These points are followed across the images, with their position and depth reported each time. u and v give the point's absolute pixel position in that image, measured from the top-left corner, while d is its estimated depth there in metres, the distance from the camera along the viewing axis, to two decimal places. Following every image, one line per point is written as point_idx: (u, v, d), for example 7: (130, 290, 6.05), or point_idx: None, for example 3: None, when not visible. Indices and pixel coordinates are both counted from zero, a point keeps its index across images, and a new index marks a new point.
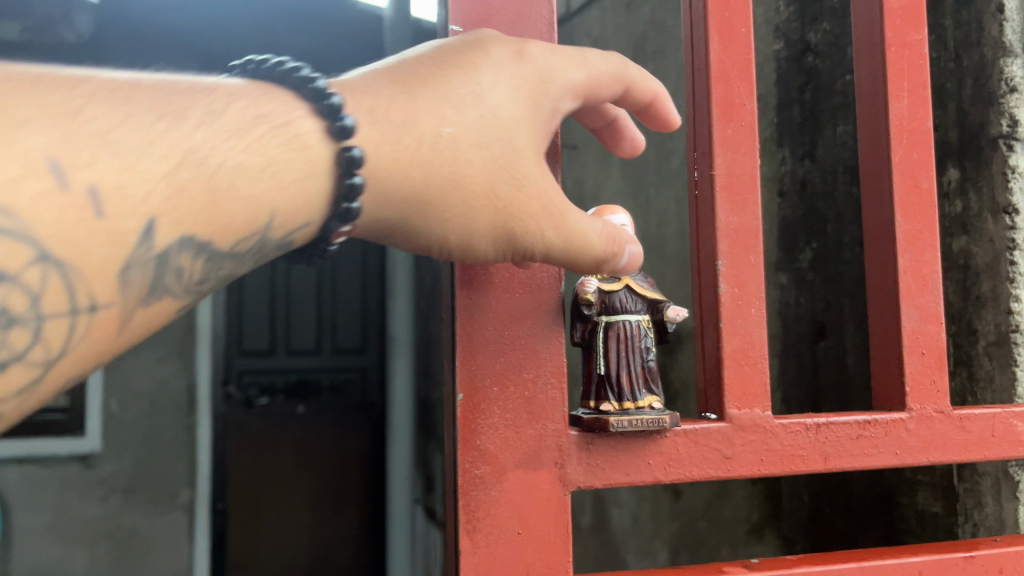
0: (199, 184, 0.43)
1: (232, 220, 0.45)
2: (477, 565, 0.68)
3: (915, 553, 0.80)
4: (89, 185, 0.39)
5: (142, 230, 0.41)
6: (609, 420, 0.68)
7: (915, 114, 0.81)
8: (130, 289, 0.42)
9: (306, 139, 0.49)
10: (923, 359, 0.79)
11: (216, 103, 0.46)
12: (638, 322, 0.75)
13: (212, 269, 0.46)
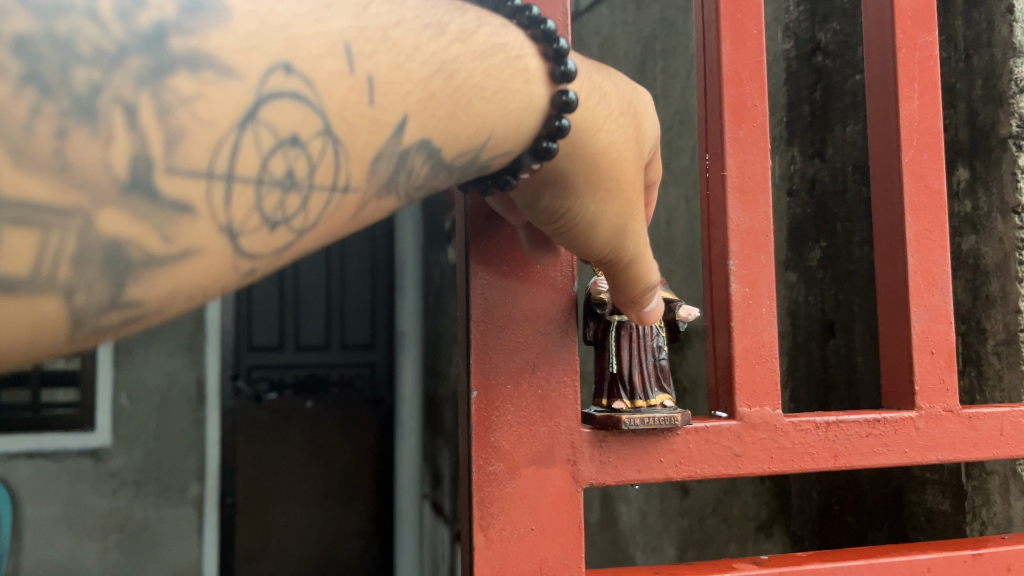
0: (449, 91, 0.42)
1: (467, 135, 0.44)
2: (491, 559, 0.69)
3: (925, 551, 0.81)
4: (368, 73, 0.38)
5: (401, 127, 0.40)
6: (620, 418, 0.70)
7: (926, 115, 0.81)
8: (380, 176, 0.40)
9: (530, 76, 0.48)
10: (933, 358, 0.80)
11: (469, 21, 0.46)
12: (649, 322, 0.77)
13: (427, 184, 0.44)
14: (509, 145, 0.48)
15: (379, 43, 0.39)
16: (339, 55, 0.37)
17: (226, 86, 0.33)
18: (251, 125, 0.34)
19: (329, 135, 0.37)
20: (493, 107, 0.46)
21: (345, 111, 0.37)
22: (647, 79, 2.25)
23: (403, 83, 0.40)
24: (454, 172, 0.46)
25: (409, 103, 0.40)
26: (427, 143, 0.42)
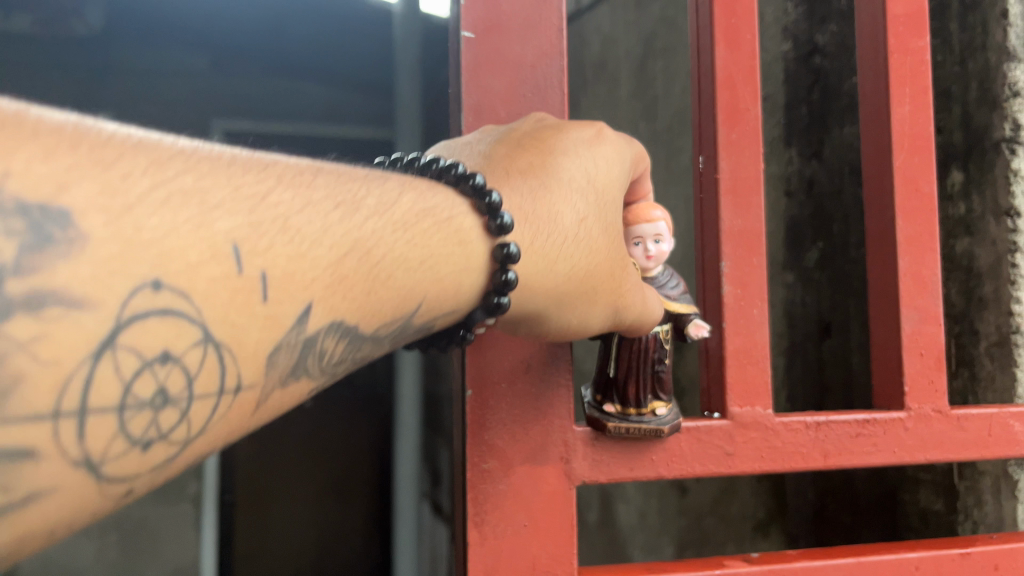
0: (363, 269, 0.43)
1: (383, 304, 0.45)
2: (485, 555, 0.71)
3: (913, 549, 0.82)
4: (262, 269, 0.37)
5: (304, 313, 0.40)
6: (606, 424, 0.71)
7: (916, 120, 0.82)
8: (279, 369, 0.40)
9: (466, 233, 0.51)
10: (922, 360, 0.81)
11: (390, 190, 0.47)
12: (655, 333, 0.70)
13: (349, 355, 0.45)
14: (440, 299, 0.50)
15: (278, 235, 0.39)
16: (226, 257, 0.36)
17: (78, 316, 0.31)
18: (109, 354, 0.32)
19: (209, 343, 0.35)
20: (415, 267, 0.47)
21: (229, 317, 0.36)
22: (647, 80, 2.26)
23: (309, 268, 0.40)
24: (379, 339, 0.46)
25: (317, 287, 0.40)
26: (342, 322, 0.42)
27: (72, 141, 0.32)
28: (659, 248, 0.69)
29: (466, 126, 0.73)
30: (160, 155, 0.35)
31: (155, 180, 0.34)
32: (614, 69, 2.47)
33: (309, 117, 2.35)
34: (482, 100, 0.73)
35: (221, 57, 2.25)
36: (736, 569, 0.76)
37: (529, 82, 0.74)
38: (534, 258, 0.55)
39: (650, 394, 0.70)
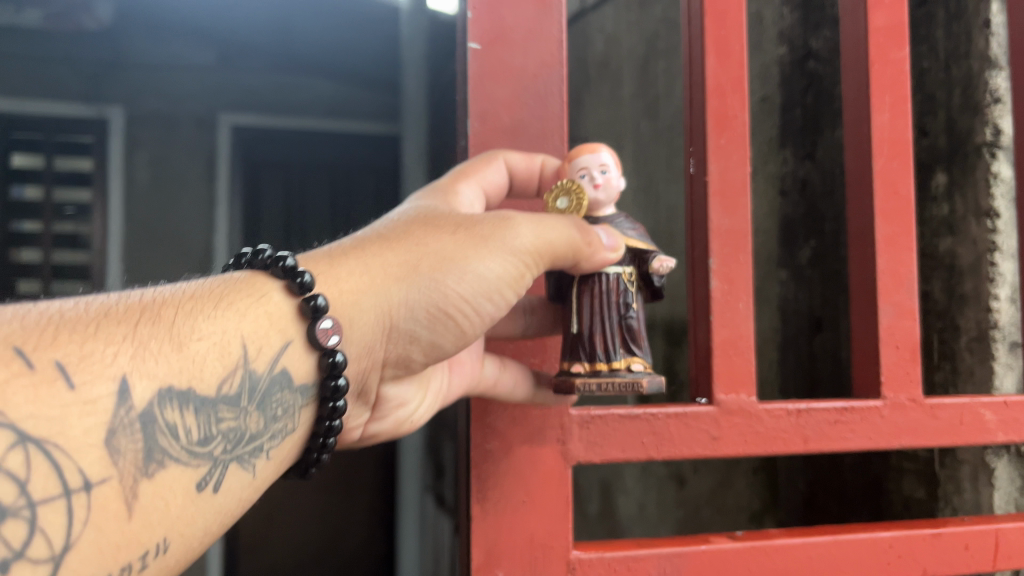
0: (148, 331, 0.53)
1: (207, 359, 0.55)
2: (487, 529, 0.77)
3: (887, 529, 0.87)
4: (54, 359, 0.49)
5: (119, 390, 0.51)
6: (575, 382, 0.71)
7: (895, 126, 0.87)
8: (127, 458, 0.51)
9: (259, 299, 0.60)
10: (898, 352, 0.86)
11: (182, 287, 0.58)
12: (620, 273, 0.74)
13: (213, 424, 0.55)
14: (274, 353, 0.60)
15: (75, 336, 0.51)
16: (13, 358, 0.48)
17: None
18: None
19: (23, 446, 0.46)
20: (221, 331, 0.57)
21: (42, 423, 0.47)
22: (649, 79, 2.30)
23: (106, 350, 0.51)
24: (232, 399, 0.57)
25: (121, 364, 0.51)
26: (170, 388, 0.53)
27: None
28: (607, 177, 0.74)
29: (472, 132, 0.79)
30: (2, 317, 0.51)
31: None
32: (616, 68, 2.52)
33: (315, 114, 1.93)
34: (487, 108, 0.79)
35: (227, 50, 1.90)
36: (720, 545, 0.82)
37: (531, 91, 0.80)
38: (339, 298, 0.62)
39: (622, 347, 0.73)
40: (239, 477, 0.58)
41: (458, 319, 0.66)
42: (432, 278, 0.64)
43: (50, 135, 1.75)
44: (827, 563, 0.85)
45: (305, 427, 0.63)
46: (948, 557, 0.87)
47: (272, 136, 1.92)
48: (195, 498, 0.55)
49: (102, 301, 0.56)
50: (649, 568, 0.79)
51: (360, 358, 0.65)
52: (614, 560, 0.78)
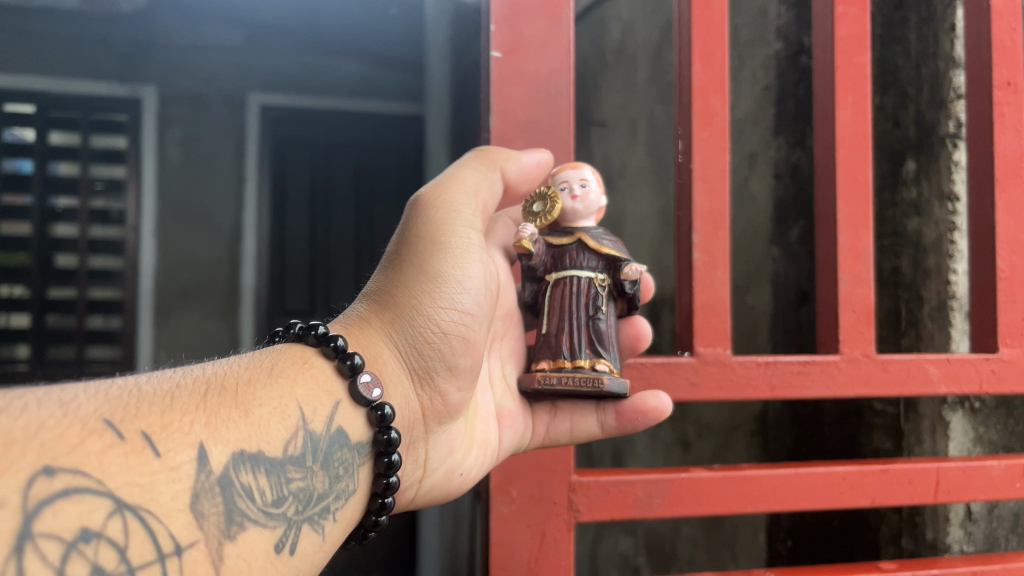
0: (217, 403, 0.65)
1: (271, 421, 0.67)
2: (504, 453, 0.98)
3: (843, 464, 1.03)
4: (140, 431, 0.58)
5: (198, 456, 0.60)
6: (537, 379, 0.88)
7: (857, 122, 1.02)
8: (212, 521, 0.59)
9: (283, 367, 0.73)
10: (854, 315, 1.01)
11: (220, 369, 0.71)
12: (590, 278, 0.93)
13: (284, 484, 0.66)
14: (327, 412, 0.72)
15: (154, 416, 0.60)
16: (104, 431, 0.56)
17: (55, 530, 0.50)
18: (33, 547, 0.48)
19: (121, 514, 0.53)
20: (278, 397, 0.69)
21: (134, 490, 0.55)
22: None
23: (184, 420, 0.61)
24: (296, 460, 0.67)
25: (198, 433, 0.61)
26: (241, 451, 0.63)
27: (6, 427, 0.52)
28: (585, 189, 0.93)
29: (494, 125, 0.98)
30: (72, 400, 0.57)
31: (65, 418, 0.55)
32: None
33: (342, 94, 2.45)
34: (507, 106, 0.98)
35: (256, 34, 2.37)
36: (697, 475, 0.99)
37: (544, 92, 0.98)
38: (363, 346, 0.78)
39: (586, 349, 0.90)
40: (310, 537, 0.67)
41: (454, 335, 0.82)
42: (427, 306, 0.80)
43: (93, 119, 2.31)
44: (788, 491, 1.00)
45: (366, 486, 0.75)
46: (895, 489, 1.03)
47: (303, 117, 2.43)
48: (275, 559, 0.63)
49: (170, 378, 0.66)
50: (635, 491, 0.98)
51: (399, 402, 0.80)
52: (608, 483, 0.97)
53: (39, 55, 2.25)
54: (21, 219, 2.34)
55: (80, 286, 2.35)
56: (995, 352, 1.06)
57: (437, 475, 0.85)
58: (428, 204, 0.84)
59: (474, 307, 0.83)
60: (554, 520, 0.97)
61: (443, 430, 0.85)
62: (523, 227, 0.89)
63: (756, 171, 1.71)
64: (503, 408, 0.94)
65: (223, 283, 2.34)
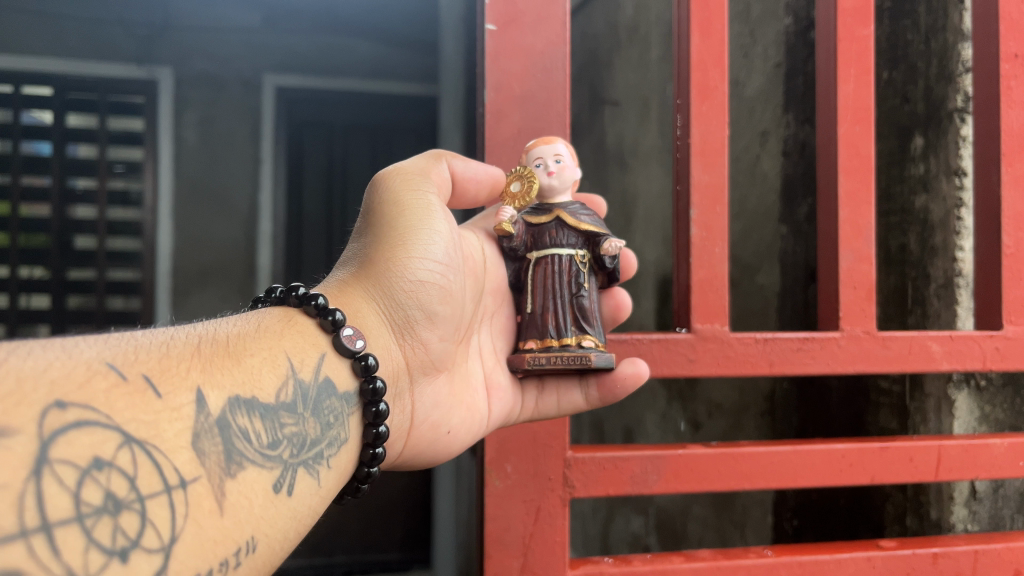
0: (207, 350, 0.66)
1: (263, 371, 0.68)
2: (499, 429, 0.99)
3: (842, 442, 1.03)
4: (140, 373, 0.58)
5: (196, 399, 0.61)
6: (524, 359, 0.89)
7: (859, 95, 1.00)
8: (212, 459, 0.59)
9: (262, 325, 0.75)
10: (855, 292, 1.00)
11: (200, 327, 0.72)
12: (571, 255, 0.94)
13: (278, 429, 0.67)
14: (315, 363, 0.73)
15: (154, 361, 0.60)
16: (107, 371, 0.56)
17: (68, 459, 0.50)
18: (50, 471, 0.48)
19: (129, 446, 0.53)
20: (268, 348, 0.71)
21: (141, 426, 0.55)
22: None
23: (181, 366, 0.62)
24: (289, 407, 0.68)
25: (194, 378, 0.62)
26: (237, 396, 0.64)
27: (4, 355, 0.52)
28: (560, 165, 0.94)
29: (489, 100, 0.98)
30: (71, 345, 0.57)
31: (70, 359, 0.55)
32: None
33: (355, 74, 2.44)
34: (502, 79, 0.98)
35: (272, 15, 2.38)
36: (694, 451, 0.99)
37: (539, 65, 0.98)
38: (345, 301, 0.80)
39: (573, 327, 0.91)
40: (306, 481, 0.68)
41: (430, 285, 0.83)
42: (402, 257, 0.82)
43: (110, 100, 2.33)
44: (787, 468, 1.00)
45: (356, 436, 0.75)
46: (894, 467, 1.02)
47: (318, 98, 2.44)
48: (273, 498, 0.64)
49: (164, 331, 0.67)
50: (631, 467, 0.98)
51: (382, 353, 0.81)
52: (603, 459, 0.98)
53: (56, 37, 2.26)
54: (40, 200, 2.36)
55: (99, 267, 2.39)
56: (999, 330, 1.04)
57: (422, 429, 0.85)
58: (382, 177, 0.86)
59: (446, 259, 0.85)
60: (548, 495, 0.98)
61: (428, 383, 0.86)
62: (502, 212, 0.93)
63: (767, 149, 1.73)
64: (491, 380, 0.93)
65: (238, 264, 2.39)
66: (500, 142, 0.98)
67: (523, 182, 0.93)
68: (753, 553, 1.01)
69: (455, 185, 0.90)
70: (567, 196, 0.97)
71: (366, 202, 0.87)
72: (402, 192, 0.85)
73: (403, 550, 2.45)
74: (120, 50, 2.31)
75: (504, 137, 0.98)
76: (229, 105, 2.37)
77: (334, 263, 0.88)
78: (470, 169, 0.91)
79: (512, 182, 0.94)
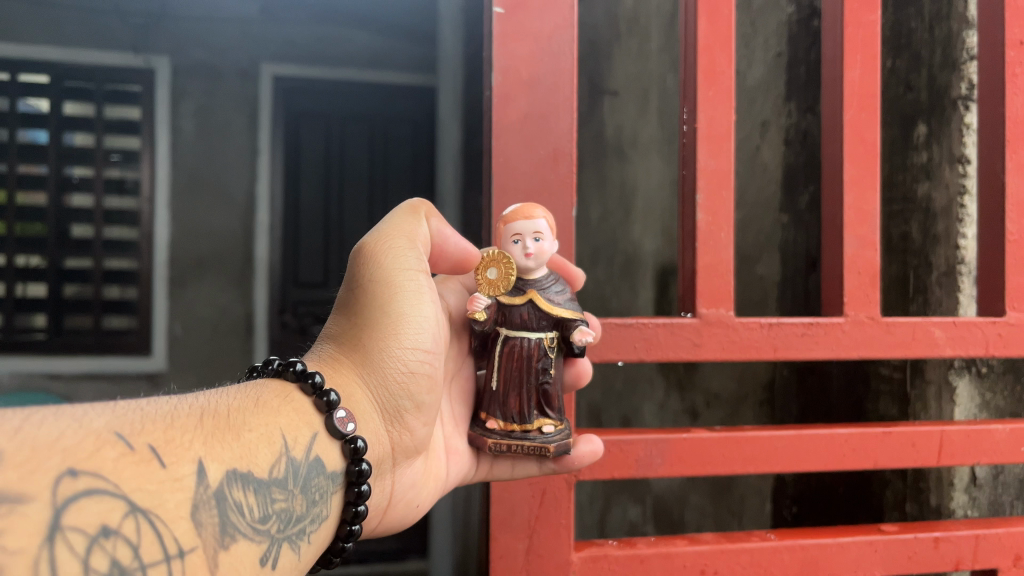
0: (211, 428, 0.64)
1: (259, 448, 0.66)
2: None
3: (845, 427, 1.03)
4: (148, 443, 0.58)
5: (198, 470, 0.60)
6: (485, 442, 0.88)
7: (866, 81, 1.01)
8: (208, 530, 0.59)
9: (257, 394, 0.72)
10: (860, 277, 1.01)
11: (189, 394, 0.69)
12: (540, 339, 0.89)
13: (269, 504, 0.65)
14: (307, 441, 0.71)
15: (162, 432, 0.60)
16: (116, 441, 0.56)
17: (77, 531, 0.50)
18: (62, 537, 0.49)
19: (134, 515, 0.53)
20: (264, 423, 0.69)
21: (146, 496, 0.55)
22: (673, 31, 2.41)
23: (185, 438, 0.61)
24: (280, 483, 0.67)
25: (196, 449, 0.61)
26: (235, 470, 0.63)
27: (18, 420, 0.52)
28: (539, 245, 0.87)
29: (496, 83, 0.98)
30: (81, 412, 0.57)
31: (85, 429, 0.56)
32: None
33: (354, 65, 2.43)
34: (509, 64, 0.98)
35: (269, 4, 2.38)
36: (699, 436, 1.00)
37: (546, 50, 0.98)
38: (339, 384, 0.79)
39: (536, 409, 0.88)
40: (289, 556, 0.66)
41: (420, 374, 0.82)
42: (393, 346, 0.80)
43: (107, 90, 2.31)
44: (790, 453, 1.01)
45: (336, 511, 0.73)
46: (897, 452, 1.03)
47: (317, 89, 2.41)
48: (259, 572, 0.63)
49: (165, 401, 0.66)
50: (636, 450, 0.99)
51: (371, 440, 0.80)
52: (609, 441, 0.98)
53: (52, 25, 2.25)
54: (35, 188, 2.35)
55: (96, 256, 2.39)
56: (1002, 316, 1.05)
57: (397, 508, 0.85)
58: (371, 255, 0.82)
59: (435, 346, 0.83)
60: (555, 478, 0.98)
61: (408, 464, 0.85)
62: (473, 300, 0.87)
63: (768, 140, 1.73)
64: (451, 445, 0.93)
65: (237, 252, 2.39)
66: (507, 125, 0.98)
67: (499, 266, 0.87)
68: (755, 536, 1.02)
69: (433, 243, 0.88)
70: (542, 274, 0.90)
71: (350, 273, 0.84)
72: (392, 271, 0.81)
73: (400, 539, 2.45)
74: (117, 37, 2.30)
75: (511, 119, 0.98)
76: (224, 95, 2.36)
77: (320, 337, 0.86)
78: (444, 233, 0.88)
79: (486, 266, 0.87)
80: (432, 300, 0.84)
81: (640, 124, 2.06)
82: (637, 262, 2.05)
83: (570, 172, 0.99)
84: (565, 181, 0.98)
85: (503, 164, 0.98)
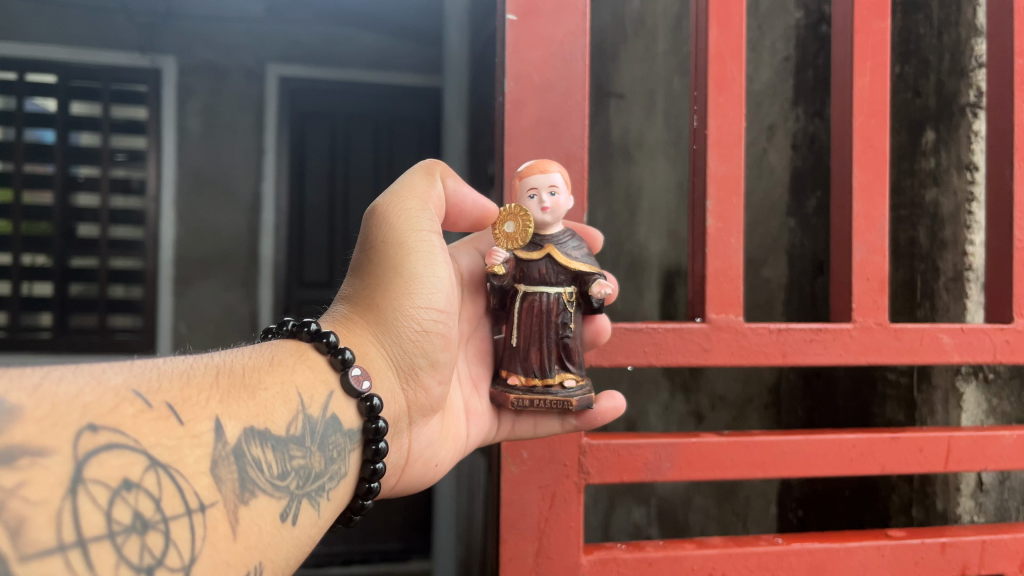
0: (225, 387, 0.65)
1: (276, 406, 0.67)
2: None
3: (854, 432, 1.04)
4: (165, 401, 0.59)
5: (215, 427, 0.61)
6: (509, 397, 0.88)
7: (875, 88, 1.01)
8: (227, 486, 0.59)
9: (270, 355, 0.73)
10: (868, 283, 1.01)
11: (204, 354, 0.69)
12: (558, 294, 0.90)
13: (287, 461, 0.66)
14: (323, 399, 0.72)
15: (177, 389, 0.61)
16: (134, 398, 0.57)
17: (99, 481, 0.50)
18: (84, 490, 0.49)
19: (154, 469, 0.54)
20: (280, 382, 0.70)
21: (165, 451, 0.56)
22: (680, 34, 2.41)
23: (201, 397, 0.62)
24: (298, 440, 0.68)
25: (213, 407, 0.62)
26: (252, 427, 0.64)
27: (41, 376, 0.53)
28: (555, 199, 0.89)
29: (509, 89, 0.98)
30: (99, 369, 0.58)
31: (103, 386, 0.56)
32: None
33: (359, 65, 2.43)
34: (522, 69, 0.99)
35: (276, 5, 2.38)
36: (707, 439, 1.01)
37: (559, 55, 0.99)
38: (353, 343, 0.79)
39: (558, 365, 0.89)
40: (309, 512, 0.67)
41: (434, 333, 0.82)
42: (408, 304, 0.81)
43: (114, 89, 2.32)
44: (798, 457, 1.01)
45: (354, 470, 0.74)
46: (905, 457, 1.03)
47: (323, 89, 2.43)
48: (280, 527, 0.64)
49: (183, 358, 0.66)
50: (645, 454, 0.99)
51: (387, 398, 0.80)
52: (618, 446, 0.99)
53: (60, 25, 2.27)
54: (43, 187, 2.36)
55: (101, 255, 2.40)
56: (1010, 323, 1.05)
57: (415, 467, 0.85)
58: (383, 215, 0.82)
59: (448, 306, 0.83)
60: (564, 481, 0.99)
61: (424, 424, 0.85)
62: (494, 254, 0.87)
63: (775, 143, 1.74)
64: (470, 406, 0.93)
65: (242, 252, 2.40)
66: (521, 130, 0.99)
67: (518, 220, 0.87)
68: (763, 540, 1.02)
69: (449, 203, 0.89)
70: (557, 228, 0.91)
71: (362, 235, 0.84)
72: (405, 231, 0.81)
73: (403, 539, 2.46)
74: (124, 37, 2.31)
75: (524, 124, 0.99)
76: (230, 94, 2.38)
77: (333, 299, 0.86)
78: (461, 192, 0.89)
79: (503, 220, 0.88)
80: (445, 261, 0.84)
81: (646, 127, 2.06)
82: (642, 263, 2.05)
83: (581, 177, 1.00)
84: (578, 186, 0.99)
85: (514, 169, 0.98)
